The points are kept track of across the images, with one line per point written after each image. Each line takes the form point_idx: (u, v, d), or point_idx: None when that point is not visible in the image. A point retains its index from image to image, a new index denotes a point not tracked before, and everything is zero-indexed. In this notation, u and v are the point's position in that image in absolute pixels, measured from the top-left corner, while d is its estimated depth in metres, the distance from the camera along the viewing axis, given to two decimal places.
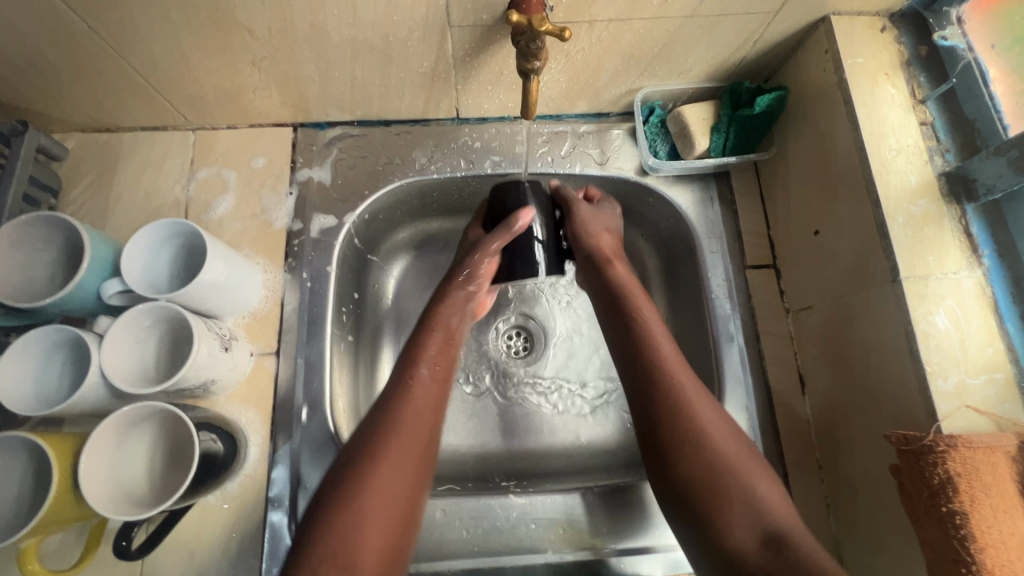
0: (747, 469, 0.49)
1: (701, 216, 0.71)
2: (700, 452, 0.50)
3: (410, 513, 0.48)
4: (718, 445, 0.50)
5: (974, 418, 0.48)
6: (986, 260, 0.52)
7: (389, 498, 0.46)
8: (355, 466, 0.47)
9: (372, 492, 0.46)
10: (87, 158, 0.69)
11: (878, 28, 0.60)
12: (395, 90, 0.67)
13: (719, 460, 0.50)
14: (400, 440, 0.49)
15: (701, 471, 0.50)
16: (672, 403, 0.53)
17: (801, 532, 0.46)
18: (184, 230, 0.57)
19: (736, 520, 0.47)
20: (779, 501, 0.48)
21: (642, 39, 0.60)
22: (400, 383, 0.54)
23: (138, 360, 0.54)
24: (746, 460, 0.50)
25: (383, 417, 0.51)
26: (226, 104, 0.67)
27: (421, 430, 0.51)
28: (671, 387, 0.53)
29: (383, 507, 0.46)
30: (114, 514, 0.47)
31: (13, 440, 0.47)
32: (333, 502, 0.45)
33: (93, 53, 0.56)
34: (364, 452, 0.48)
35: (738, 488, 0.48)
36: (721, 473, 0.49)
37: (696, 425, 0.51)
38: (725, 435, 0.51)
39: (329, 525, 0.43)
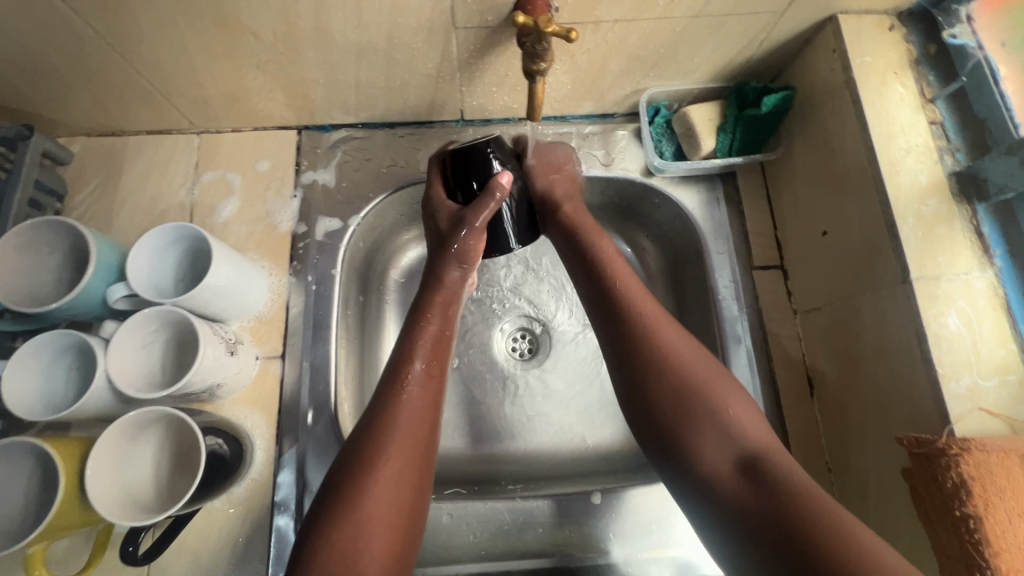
0: (719, 395, 0.51)
1: (708, 217, 0.71)
2: (675, 379, 0.52)
3: (412, 513, 0.48)
4: (691, 372, 0.52)
5: (988, 420, 0.47)
6: (998, 261, 0.52)
7: (387, 501, 0.46)
8: (351, 474, 0.47)
9: (375, 500, 0.45)
10: (92, 163, 0.69)
11: (886, 27, 0.59)
12: (400, 93, 0.67)
13: (696, 386, 0.51)
14: (396, 442, 0.49)
15: (674, 397, 0.51)
16: (643, 334, 0.54)
17: (773, 451, 0.48)
18: (189, 233, 0.57)
19: (710, 442, 0.49)
20: (750, 422, 0.50)
21: (648, 39, 0.60)
22: (393, 379, 0.53)
23: (144, 365, 0.54)
24: (718, 386, 0.52)
25: (379, 420, 0.50)
26: (230, 107, 0.67)
27: (417, 428, 0.50)
28: (646, 320, 0.55)
29: (385, 512, 0.46)
30: (120, 520, 0.47)
31: (19, 446, 0.47)
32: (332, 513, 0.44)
33: (98, 57, 0.56)
34: (360, 461, 0.47)
35: (710, 415, 0.50)
36: (694, 400, 0.51)
37: (669, 355, 0.53)
38: (699, 386, 0.52)
39: (329, 535, 0.43)
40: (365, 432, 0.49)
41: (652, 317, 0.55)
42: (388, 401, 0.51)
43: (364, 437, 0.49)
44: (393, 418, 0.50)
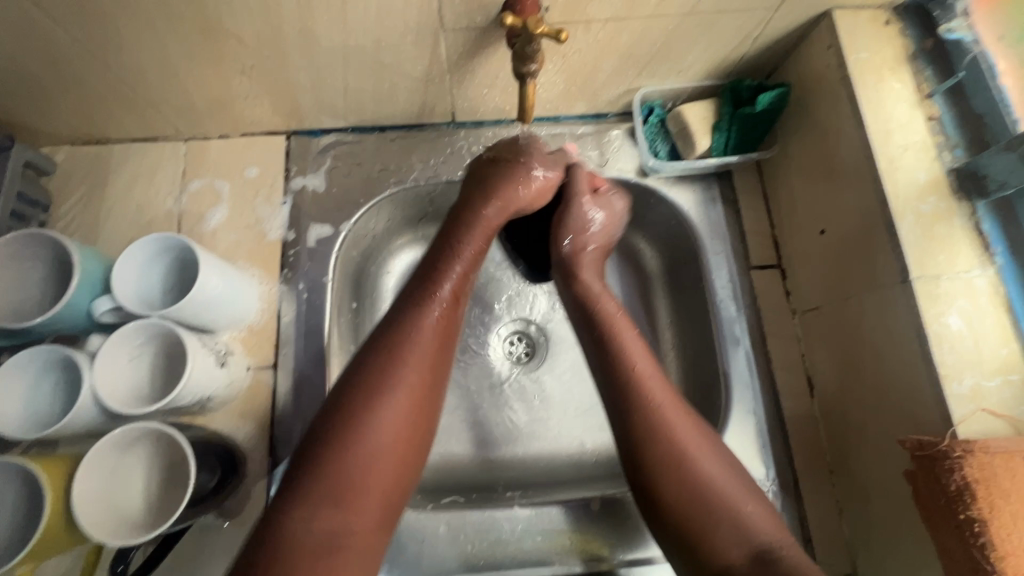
0: (732, 495, 0.48)
1: (704, 216, 0.70)
2: (688, 481, 0.48)
3: (417, 447, 0.47)
4: (704, 472, 0.49)
5: (991, 421, 0.46)
6: (998, 258, 0.51)
7: (396, 428, 0.46)
8: (358, 401, 0.45)
9: (382, 433, 0.45)
10: (77, 173, 0.68)
11: (882, 22, 0.59)
12: (390, 96, 0.65)
13: (706, 487, 0.48)
14: (411, 367, 0.48)
15: (682, 499, 0.48)
16: (656, 424, 0.50)
17: (790, 552, 0.45)
18: (176, 244, 0.56)
19: (727, 539, 0.46)
20: (764, 522, 0.47)
21: (641, 37, 0.59)
22: (418, 301, 0.51)
23: (132, 379, 0.53)
24: (731, 482, 0.49)
25: (394, 347, 0.48)
26: (217, 113, 0.66)
27: (435, 354, 0.50)
28: (658, 419, 0.51)
29: (391, 445, 0.45)
30: (106, 540, 0.45)
31: (4, 466, 0.46)
32: (332, 439, 0.44)
33: (78, 65, 0.55)
34: (370, 387, 0.46)
35: (724, 511, 0.47)
36: (707, 502, 0.48)
37: (682, 456, 0.49)
38: (710, 457, 0.50)
39: (325, 459, 0.43)
40: (375, 355, 0.48)
41: (668, 413, 0.51)
42: (411, 321, 0.50)
43: (376, 359, 0.48)
44: (409, 346, 0.48)
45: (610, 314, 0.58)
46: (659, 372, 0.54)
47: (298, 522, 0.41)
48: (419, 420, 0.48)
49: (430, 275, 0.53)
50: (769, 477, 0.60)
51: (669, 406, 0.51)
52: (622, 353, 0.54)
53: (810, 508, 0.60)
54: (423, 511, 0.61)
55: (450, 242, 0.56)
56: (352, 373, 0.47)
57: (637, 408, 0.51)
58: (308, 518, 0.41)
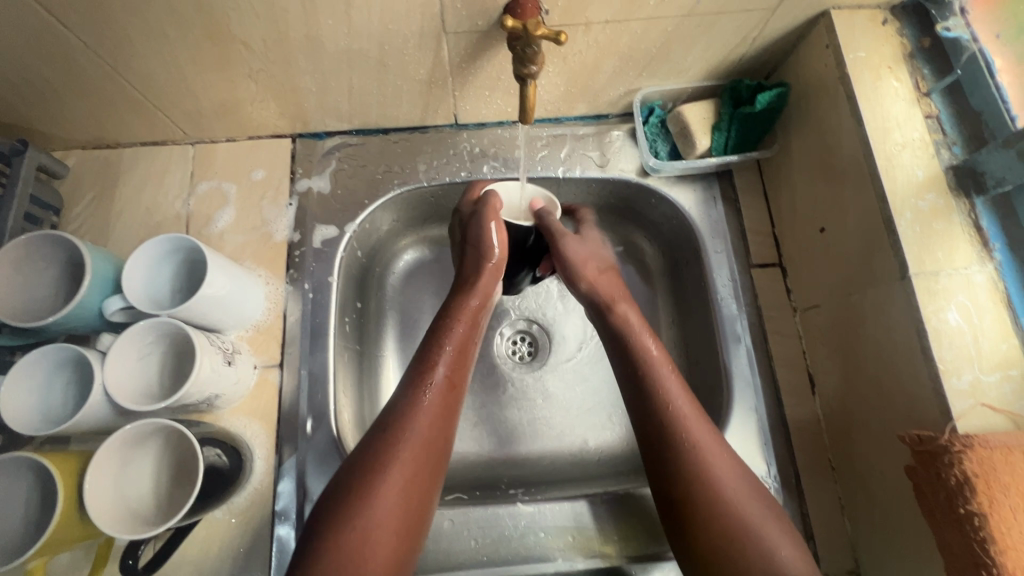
0: (766, 533, 0.48)
1: (705, 215, 0.71)
2: (721, 513, 0.49)
3: (415, 531, 0.48)
4: (736, 504, 0.49)
5: (990, 416, 0.47)
6: (997, 255, 0.51)
7: (393, 509, 0.47)
8: (358, 483, 0.47)
9: (379, 513, 0.46)
10: (88, 176, 0.69)
11: (879, 21, 0.59)
12: (393, 98, 0.67)
13: (741, 524, 0.48)
14: (407, 449, 0.50)
15: (716, 535, 0.48)
16: (691, 461, 0.51)
17: None
18: (184, 245, 0.57)
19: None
20: (799, 565, 0.46)
21: (640, 39, 0.60)
22: (417, 379, 0.55)
23: (141, 376, 0.54)
24: (767, 520, 0.49)
25: (392, 427, 0.51)
26: (224, 116, 0.67)
27: (430, 432, 0.52)
28: (694, 453, 0.52)
29: (388, 527, 0.46)
30: (117, 534, 0.46)
31: (18, 460, 0.47)
32: (335, 521, 0.45)
33: (90, 70, 0.56)
34: (370, 468, 0.48)
35: (756, 548, 0.47)
36: (739, 536, 0.48)
37: (710, 489, 0.50)
38: (747, 492, 0.50)
39: (327, 539, 0.44)
40: (375, 438, 0.50)
41: (705, 450, 0.52)
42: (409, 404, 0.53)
43: (375, 441, 0.50)
44: (405, 425, 0.51)
45: (647, 353, 0.59)
46: (697, 409, 0.55)
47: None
48: (416, 500, 0.49)
49: (428, 355, 0.57)
50: (771, 474, 0.61)
51: (705, 441, 0.52)
52: (663, 391, 0.56)
53: (812, 505, 0.60)
54: None
55: (440, 326, 0.60)
56: (354, 456, 0.50)
57: (676, 444, 0.52)
58: None
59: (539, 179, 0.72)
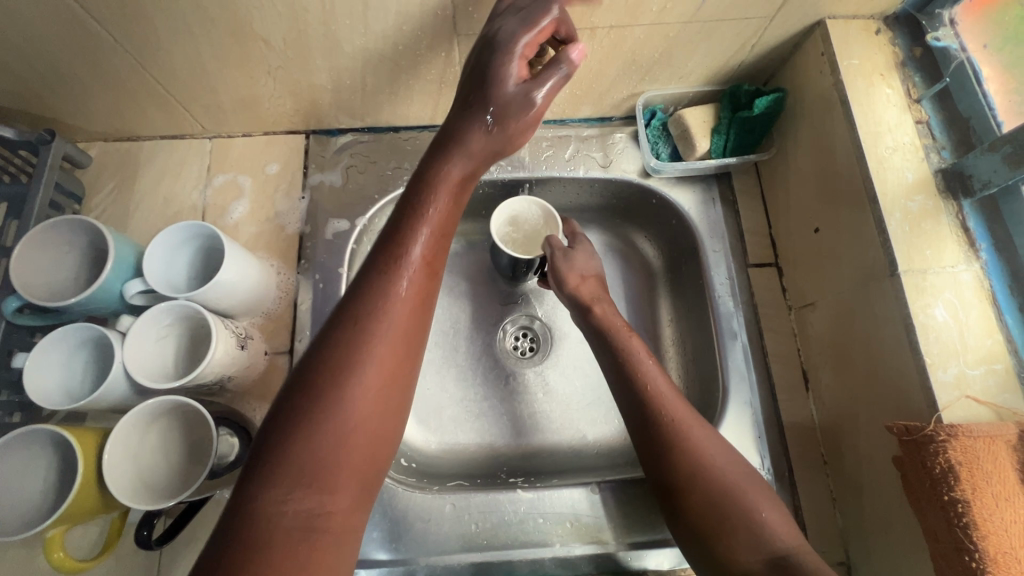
0: (749, 497, 0.50)
1: (703, 216, 0.73)
2: (705, 478, 0.51)
3: (389, 433, 0.43)
4: (719, 471, 0.52)
5: (974, 407, 0.48)
6: (983, 254, 0.53)
7: (370, 401, 0.41)
8: (325, 378, 0.41)
9: (354, 414, 0.40)
10: (109, 166, 0.72)
11: (872, 31, 0.62)
12: (405, 98, 0.69)
13: (720, 490, 0.50)
14: (379, 340, 0.43)
15: (700, 500, 0.51)
16: (671, 435, 0.54)
17: (807, 557, 0.46)
18: (201, 232, 0.60)
19: (744, 543, 0.48)
20: (779, 523, 0.48)
21: (643, 44, 0.62)
22: (386, 263, 0.46)
23: (158, 357, 0.56)
24: (747, 484, 0.51)
25: (362, 317, 0.43)
26: (242, 111, 0.70)
27: (407, 322, 0.45)
28: (675, 426, 0.54)
29: (364, 427, 0.41)
30: (134, 504, 0.48)
31: (40, 433, 0.49)
32: (295, 417, 0.39)
33: (117, 64, 0.59)
34: (337, 366, 0.41)
35: (741, 515, 0.49)
36: (724, 501, 0.50)
37: (694, 465, 0.52)
38: (725, 461, 0.52)
39: (294, 438, 0.38)
40: (337, 328, 0.43)
41: (687, 426, 0.54)
42: (379, 286, 0.45)
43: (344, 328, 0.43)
44: (375, 317, 0.43)
45: (624, 342, 0.61)
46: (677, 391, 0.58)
47: (269, 513, 0.36)
48: (395, 400, 0.43)
49: (397, 241, 0.47)
50: (765, 466, 0.62)
51: (681, 414, 0.55)
52: (638, 375, 0.58)
53: (804, 498, 0.62)
54: (429, 493, 0.63)
55: (415, 200, 0.50)
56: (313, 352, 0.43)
57: (654, 421, 0.55)
58: (274, 502, 0.37)
59: (544, 178, 0.74)
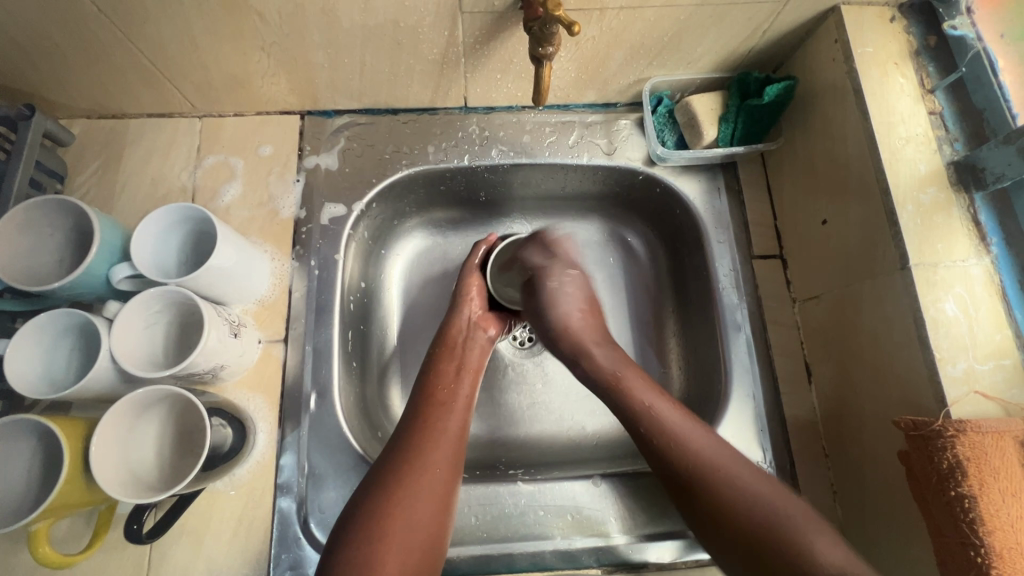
0: (792, 523, 0.47)
1: (708, 205, 0.72)
2: (746, 510, 0.49)
3: (450, 497, 0.52)
4: (754, 501, 0.49)
5: (983, 402, 0.48)
6: (993, 248, 0.53)
7: (409, 564, 0.47)
8: (380, 506, 0.48)
9: (411, 525, 0.48)
10: (93, 145, 0.69)
11: (887, 18, 0.60)
12: (404, 78, 0.67)
13: (757, 520, 0.48)
14: (431, 461, 0.52)
15: (743, 534, 0.48)
16: (694, 466, 0.52)
17: None
18: (193, 215, 0.57)
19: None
20: (829, 549, 0.46)
21: (653, 26, 0.60)
22: (425, 415, 0.56)
23: (147, 345, 0.54)
24: (790, 512, 0.48)
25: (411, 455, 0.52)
26: (234, 89, 0.67)
27: (456, 438, 0.55)
28: (701, 460, 0.52)
29: (414, 549, 0.47)
30: (124, 498, 0.47)
31: (21, 423, 0.47)
32: (362, 533, 0.47)
33: (101, 36, 0.55)
34: (392, 490, 0.49)
35: (788, 544, 0.46)
36: (769, 533, 0.47)
37: (725, 493, 0.50)
38: (754, 485, 0.50)
39: (364, 560, 0.45)
40: (407, 425, 0.55)
41: (704, 453, 0.53)
42: (434, 417, 0.56)
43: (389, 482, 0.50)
44: (434, 418, 0.56)
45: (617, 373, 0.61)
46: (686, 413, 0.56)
47: None
48: (445, 502, 0.51)
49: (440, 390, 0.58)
50: (767, 460, 0.62)
51: (703, 446, 0.53)
52: (644, 405, 0.57)
53: (806, 491, 0.62)
54: None
55: (446, 344, 0.65)
56: (364, 495, 0.50)
57: (669, 453, 0.54)
58: None
59: (546, 165, 0.73)
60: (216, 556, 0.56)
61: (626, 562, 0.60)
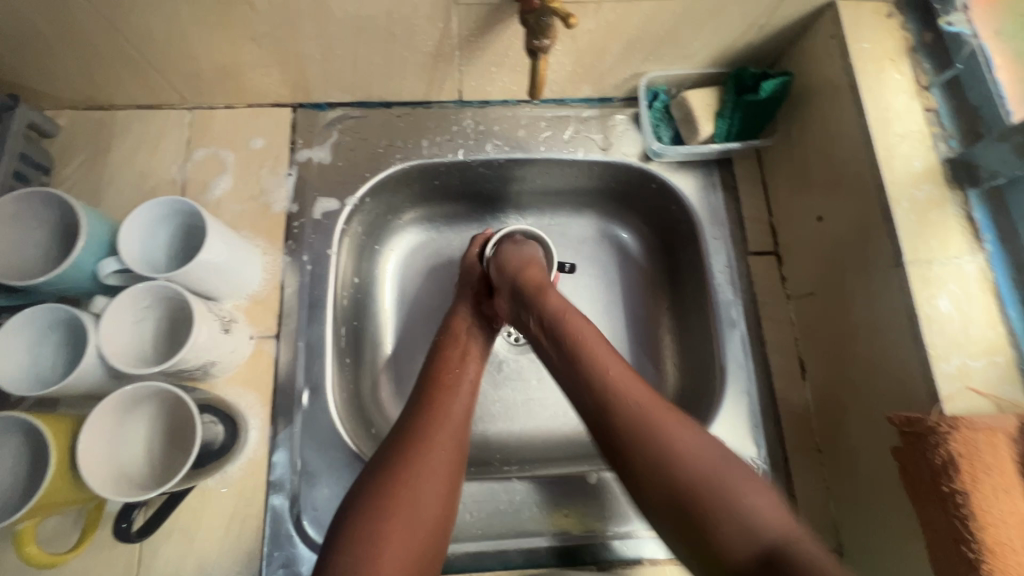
0: (729, 484, 0.46)
1: (704, 201, 0.72)
2: (674, 463, 0.47)
3: (457, 479, 0.51)
4: (689, 461, 0.47)
5: (976, 399, 0.48)
6: (988, 246, 0.53)
7: (416, 543, 0.46)
8: (386, 486, 0.47)
9: (420, 506, 0.47)
10: (80, 136, 0.67)
11: (883, 13, 0.60)
12: (398, 71, 0.66)
13: (688, 485, 0.46)
14: (438, 441, 0.51)
15: (672, 496, 0.47)
16: (635, 426, 0.49)
17: (798, 542, 0.43)
18: (183, 209, 0.56)
19: (731, 538, 0.44)
20: (765, 509, 0.44)
21: (650, 20, 0.60)
22: (432, 398, 0.55)
23: (135, 341, 0.53)
24: (725, 473, 0.46)
25: (418, 435, 0.51)
26: (224, 81, 0.65)
27: (462, 421, 0.54)
28: (644, 417, 0.49)
29: (423, 527, 0.47)
30: (112, 496, 0.46)
31: (6, 421, 0.46)
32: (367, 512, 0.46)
33: (86, 24, 0.54)
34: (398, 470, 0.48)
35: (722, 504, 0.45)
36: (701, 490, 0.46)
37: (662, 456, 0.48)
38: (693, 443, 0.48)
39: (368, 538, 0.44)
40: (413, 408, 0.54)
41: (649, 412, 0.50)
42: (440, 399, 0.55)
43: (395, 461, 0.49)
44: (439, 400, 0.55)
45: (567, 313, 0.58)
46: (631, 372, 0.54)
47: None
48: (453, 484, 0.50)
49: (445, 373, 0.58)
50: (761, 456, 0.62)
51: (648, 404, 0.50)
52: (587, 360, 0.54)
53: (800, 487, 0.62)
54: None
55: (450, 331, 0.64)
56: (370, 476, 0.49)
57: (613, 411, 0.51)
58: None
59: (542, 160, 0.72)
60: (207, 554, 0.56)
61: (620, 559, 0.60)
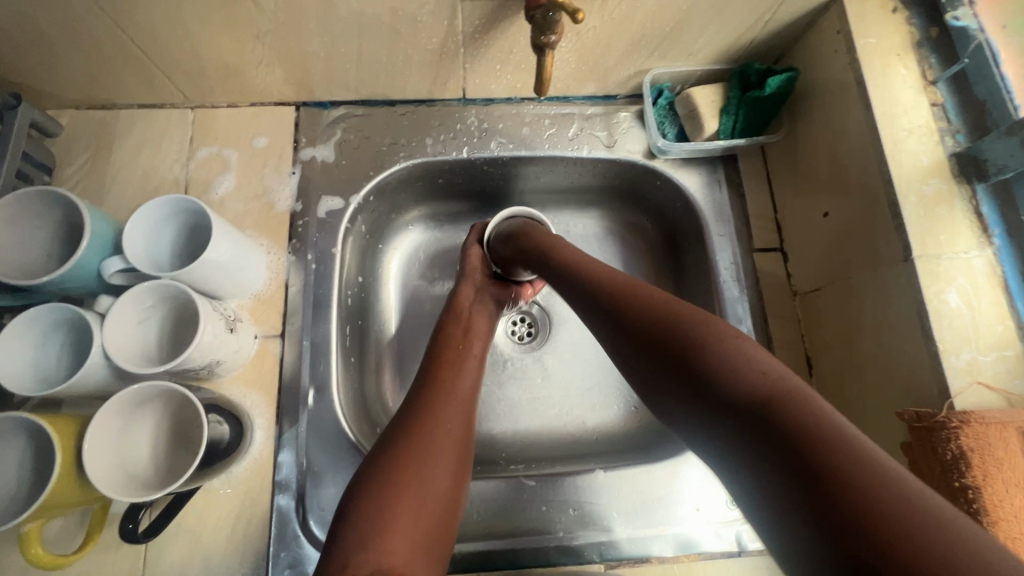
0: (735, 344, 0.39)
1: (709, 198, 0.71)
2: (678, 327, 0.43)
3: (466, 456, 0.50)
4: (700, 330, 0.41)
5: (986, 393, 0.48)
6: (996, 240, 0.53)
7: (426, 515, 0.44)
8: (400, 459, 0.46)
9: (432, 479, 0.46)
10: (82, 136, 0.67)
11: (889, 9, 0.60)
12: (403, 68, 0.66)
13: (694, 329, 0.42)
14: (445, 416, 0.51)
15: (671, 343, 0.42)
16: (650, 310, 0.46)
17: (800, 401, 0.33)
18: (187, 207, 0.56)
19: (725, 366, 0.38)
20: (773, 369, 0.37)
21: (655, 16, 0.59)
22: (439, 378, 0.55)
23: (140, 341, 0.53)
24: (732, 339, 0.40)
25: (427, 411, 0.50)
26: (227, 79, 0.65)
27: (467, 400, 0.54)
28: (665, 306, 0.45)
29: (437, 500, 0.45)
30: (117, 495, 0.45)
31: (11, 421, 0.45)
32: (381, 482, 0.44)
33: (89, 22, 0.54)
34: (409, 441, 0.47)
35: (728, 352, 0.39)
36: (700, 348, 0.40)
37: (671, 327, 0.43)
38: (712, 320, 0.42)
39: (381, 506, 0.42)
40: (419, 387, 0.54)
41: (670, 301, 0.46)
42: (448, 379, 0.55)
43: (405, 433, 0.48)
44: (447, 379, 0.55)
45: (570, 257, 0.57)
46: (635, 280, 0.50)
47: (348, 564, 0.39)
48: (461, 465, 0.49)
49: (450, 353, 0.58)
50: None
51: (669, 296, 0.46)
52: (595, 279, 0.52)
53: None
54: None
55: (451, 313, 0.64)
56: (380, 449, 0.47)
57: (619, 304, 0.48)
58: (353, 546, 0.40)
59: (546, 158, 0.72)
60: (213, 555, 0.55)
61: (628, 557, 0.60)
